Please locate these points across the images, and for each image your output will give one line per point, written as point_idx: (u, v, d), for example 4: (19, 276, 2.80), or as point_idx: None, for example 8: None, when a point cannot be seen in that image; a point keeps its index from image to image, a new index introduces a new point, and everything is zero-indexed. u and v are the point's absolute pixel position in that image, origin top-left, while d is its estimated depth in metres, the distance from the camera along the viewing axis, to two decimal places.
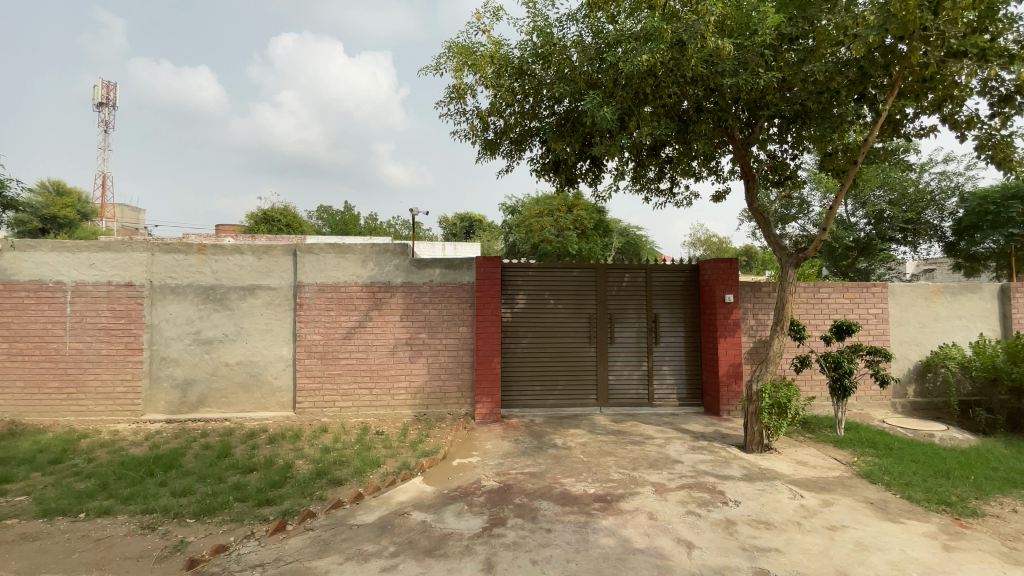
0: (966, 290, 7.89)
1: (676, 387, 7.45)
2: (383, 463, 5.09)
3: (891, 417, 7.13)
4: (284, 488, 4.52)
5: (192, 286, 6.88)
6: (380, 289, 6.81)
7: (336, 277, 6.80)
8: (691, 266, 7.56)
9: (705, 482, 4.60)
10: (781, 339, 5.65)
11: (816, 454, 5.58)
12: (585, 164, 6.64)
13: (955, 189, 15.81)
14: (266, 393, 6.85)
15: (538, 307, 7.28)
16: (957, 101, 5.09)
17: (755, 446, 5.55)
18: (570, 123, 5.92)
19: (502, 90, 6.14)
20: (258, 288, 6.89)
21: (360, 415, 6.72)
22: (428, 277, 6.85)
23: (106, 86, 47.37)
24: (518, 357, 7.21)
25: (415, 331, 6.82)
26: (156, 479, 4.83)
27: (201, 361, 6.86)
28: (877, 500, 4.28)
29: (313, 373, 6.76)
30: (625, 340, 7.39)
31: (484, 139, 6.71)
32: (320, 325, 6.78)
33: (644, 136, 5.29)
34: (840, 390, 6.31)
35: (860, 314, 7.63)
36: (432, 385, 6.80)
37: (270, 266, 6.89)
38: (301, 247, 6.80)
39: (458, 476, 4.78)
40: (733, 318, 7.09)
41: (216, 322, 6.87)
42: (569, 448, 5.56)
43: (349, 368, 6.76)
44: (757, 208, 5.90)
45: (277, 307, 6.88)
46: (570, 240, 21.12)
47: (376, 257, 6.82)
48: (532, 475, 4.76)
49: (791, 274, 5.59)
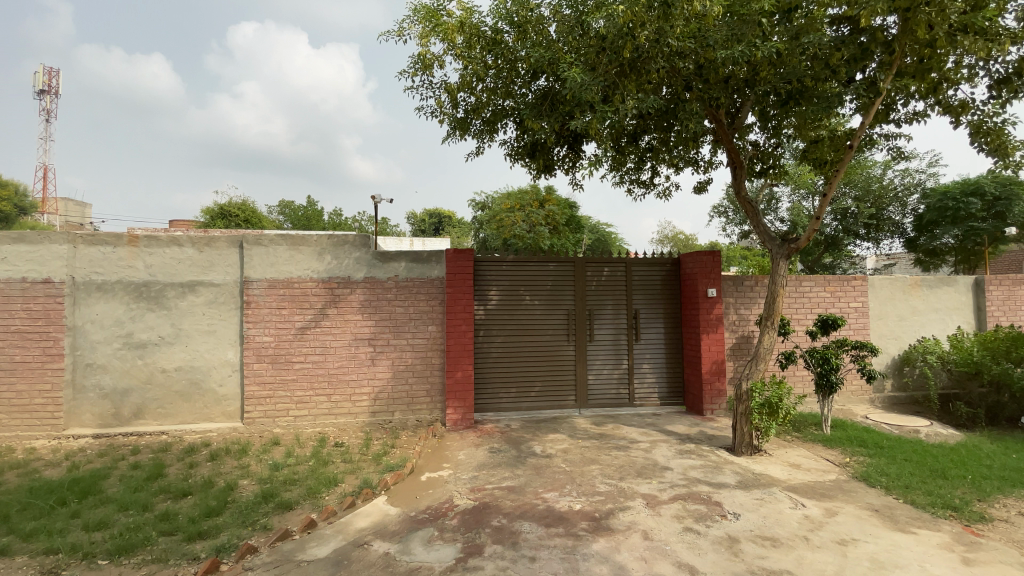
0: (942, 284, 7.86)
1: (658, 386, 7.11)
2: (341, 481, 4.48)
3: (873, 413, 6.99)
4: (223, 517, 3.87)
5: (122, 283, 6.07)
6: (339, 284, 6.17)
7: (289, 271, 6.12)
8: (672, 259, 7.24)
9: (699, 492, 4.20)
10: (772, 334, 5.28)
11: (808, 455, 5.29)
12: (563, 149, 6.25)
13: (918, 186, 16.22)
14: (210, 402, 6.11)
15: (513, 303, 6.78)
16: (952, 83, 4.86)
17: (745, 448, 5.21)
18: (548, 101, 5.40)
19: (474, 64, 5.61)
20: (200, 284, 6.13)
21: (317, 425, 6.06)
22: (393, 272, 6.25)
23: (48, 73, 44.17)
24: (492, 357, 6.69)
25: (378, 330, 6.21)
26: (68, 510, 4.08)
27: (133, 368, 6.06)
28: (882, 508, 4.01)
29: (263, 380, 6.06)
30: (604, 338, 6.98)
31: (453, 118, 6.16)
32: (271, 325, 6.09)
33: (629, 112, 4.83)
34: (826, 387, 6.06)
35: (842, 307, 7.47)
36: (398, 390, 6.21)
37: (213, 260, 6.15)
38: (248, 239, 6.08)
39: (427, 494, 4.23)
40: (715, 314, 6.78)
41: (150, 323, 6.08)
42: (548, 456, 5.09)
43: (304, 373, 6.09)
44: (745, 197, 5.55)
45: (222, 306, 6.14)
46: (542, 235, 20.73)
47: (334, 249, 6.17)
48: (511, 490, 4.26)
49: (784, 266, 5.25)
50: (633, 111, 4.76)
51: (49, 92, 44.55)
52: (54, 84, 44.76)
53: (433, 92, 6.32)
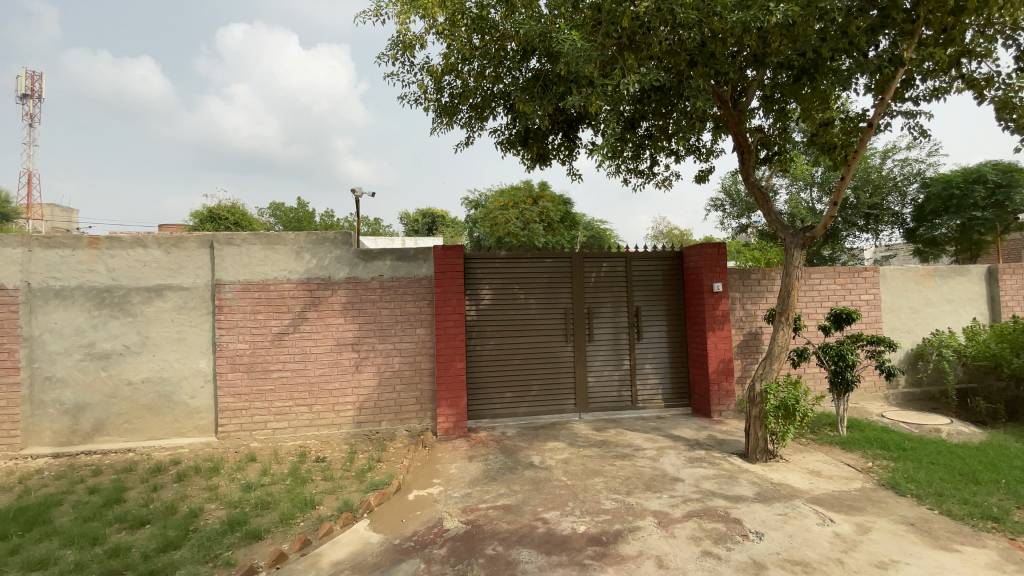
0: (954, 274, 7.53)
1: (661, 387, 6.71)
2: (318, 503, 4.05)
3: (888, 411, 6.63)
4: (182, 551, 3.43)
5: (82, 288, 5.59)
6: (319, 286, 5.71)
7: (264, 273, 5.65)
8: (675, 253, 6.83)
9: (716, 507, 3.80)
10: (786, 331, 4.87)
11: (827, 461, 4.90)
12: (557, 137, 5.92)
13: (917, 175, 15.98)
14: (181, 416, 5.66)
15: (507, 302, 6.35)
16: (975, 56, 4.50)
17: (759, 455, 4.82)
18: (541, 82, 4.98)
19: (458, 43, 5.23)
20: (167, 289, 5.66)
21: (297, 438, 5.61)
22: (377, 271, 5.80)
23: (31, 78, 43.22)
24: (485, 361, 6.26)
25: (362, 334, 5.75)
26: (9, 544, 3.63)
27: (97, 380, 5.60)
28: (917, 522, 3.63)
29: (238, 390, 5.60)
30: (604, 337, 6.58)
31: (438, 103, 5.75)
32: (245, 331, 5.62)
33: (631, 87, 4.42)
34: (842, 385, 5.68)
35: (853, 300, 7.09)
36: (385, 398, 5.76)
37: (181, 262, 5.67)
38: (219, 238, 5.62)
39: (414, 517, 3.80)
40: (722, 310, 6.38)
41: (113, 332, 5.61)
42: (547, 468, 4.67)
43: (282, 382, 5.63)
44: (754, 182, 5.15)
45: (191, 311, 5.67)
46: (537, 233, 20.33)
47: (312, 247, 5.72)
48: (507, 510, 3.84)
49: (798, 257, 4.84)
50: (636, 85, 4.35)
51: (34, 97, 43.68)
52: (38, 89, 43.81)
53: (415, 76, 5.92)
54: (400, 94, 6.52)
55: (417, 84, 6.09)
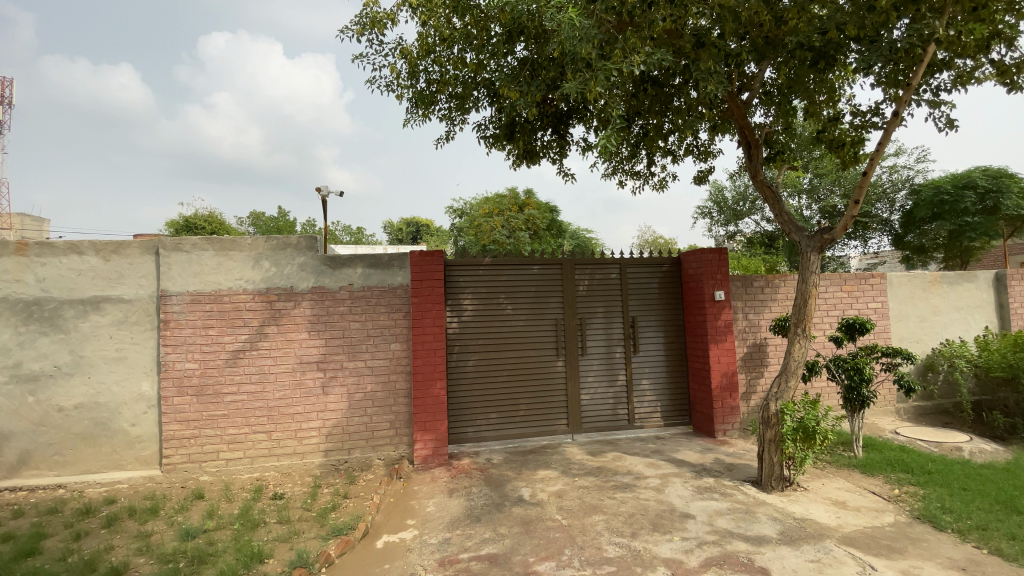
0: (961, 280, 7.19)
1: (660, 403, 6.19)
2: (267, 555, 3.40)
3: (902, 428, 6.19)
4: None
5: (6, 301, 4.87)
6: (279, 297, 5.08)
7: (216, 282, 5.01)
8: (672, 259, 6.36)
9: (736, 551, 3.26)
10: (804, 344, 4.32)
11: (850, 489, 4.40)
12: (547, 134, 5.47)
13: (905, 182, 15.92)
14: (120, 446, 4.96)
15: (491, 313, 5.79)
16: (1006, 38, 4.18)
17: (775, 484, 4.29)
18: (529, 68, 4.49)
19: (436, 24, 4.74)
20: (105, 301, 4.98)
21: (255, 471, 4.94)
22: (346, 280, 5.19)
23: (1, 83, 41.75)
24: (468, 378, 5.67)
25: (329, 351, 5.12)
26: None
27: (22, 406, 4.87)
28: (969, 567, 3.14)
29: (186, 417, 4.92)
30: (597, 350, 6.04)
31: (414, 90, 5.25)
32: (195, 348, 4.95)
33: (633, 69, 3.96)
34: (856, 401, 5.21)
35: (860, 309, 6.66)
36: (355, 423, 5.12)
37: (122, 270, 5.00)
38: (165, 244, 4.97)
39: (380, 572, 3.19)
40: (724, 320, 5.91)
41: (43, 351, 4.91)
42: (538, 504, 4.07)
43: (237, 407, 4.96)
44: (764, 180, 4.69)
45: (134, 326, 4.99)
46: (523, 241, 19.81)
47: (272, 254, 5.10)
48: (493, 560, 3.24)
49: (815, 261, 4.32)
50: (638, 66, 3.90)
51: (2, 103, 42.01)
52: (7, 94, 42.19)
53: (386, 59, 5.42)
54: (369, 79, 5.99)
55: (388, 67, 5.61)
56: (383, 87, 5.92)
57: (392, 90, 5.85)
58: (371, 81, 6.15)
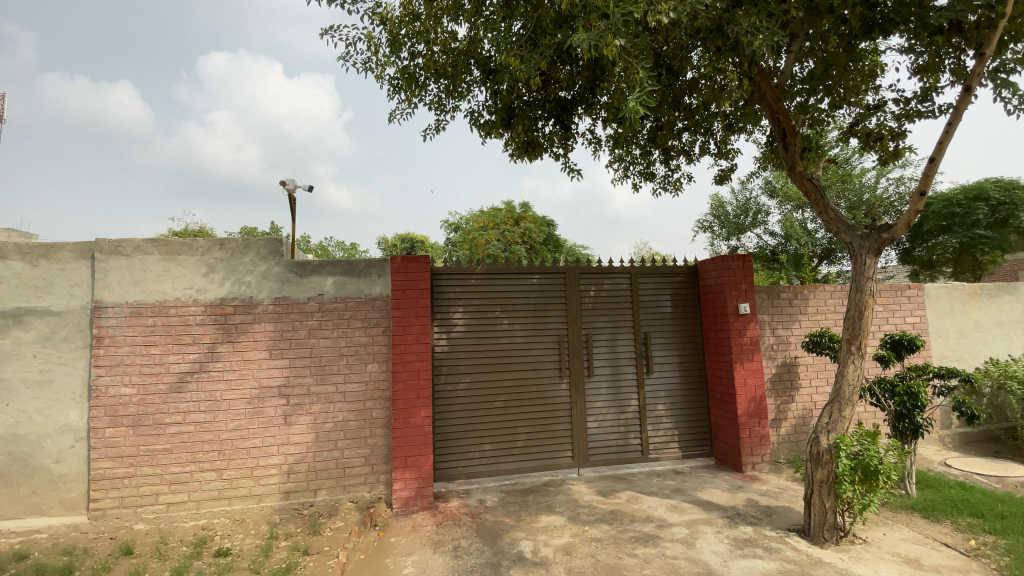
0: (1002, 292, 6.54)
1: (677, 432, 5.43)
2: None
3: (951, 460, 5.46)
4: None
5: None
6: (237, 309, 4.34)
7: (161, 292, 4.27)
8: (689, 268, 5.67)
9: None
10: (859, 365, 3.63)
11: (918, 541, 3.64)
12: (549, 124, 4.87)
13: None
14: (40, 488, 4.13)
15: (486, 329, 5.06)
16: None
17: (828, 535, 3.54)
18: (532, 35, 3.85)
19: None
20: (29, 314, 4.20)
21: (201, 517, 4.14)
22: (315, 291, 4.46)
23: None
24: (458, 405, 4.91)
25: (294, 374, 4.36)
26: None
27: None
28: None
29: (119, 452, 4.13)
30: (606, 372, 5.30)
31: (397, 65, 4.70)
32: (134, 370, 4.19)
33: (660, 19, 3.35)
34: (909, 432, 4.47)
35: (897, 323, 5.97)
36: (324, 458, 4.34)
37: (50, 277, 4.23)
38: (102, 245, 4.23)
39: None
40: (750, 336, 5.20)
41: None
42: (543, 564, 3.29)
43: (182, 440, 4.18)
44: (803, 172, 4.02)
45: (62, 343, 4.21)
46: (519, 255, 19.20)
47: (229, 259, 4.37)
48: None
49: (872, 266, 3.64)
50: (666, 16, 3.29)
51: None
52: None
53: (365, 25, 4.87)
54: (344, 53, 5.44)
55: (367, 40, 5.07)
56: (361, 62, 5.37)
57: (369, 66, 5.32)
58: (342, 57, 5.58)
